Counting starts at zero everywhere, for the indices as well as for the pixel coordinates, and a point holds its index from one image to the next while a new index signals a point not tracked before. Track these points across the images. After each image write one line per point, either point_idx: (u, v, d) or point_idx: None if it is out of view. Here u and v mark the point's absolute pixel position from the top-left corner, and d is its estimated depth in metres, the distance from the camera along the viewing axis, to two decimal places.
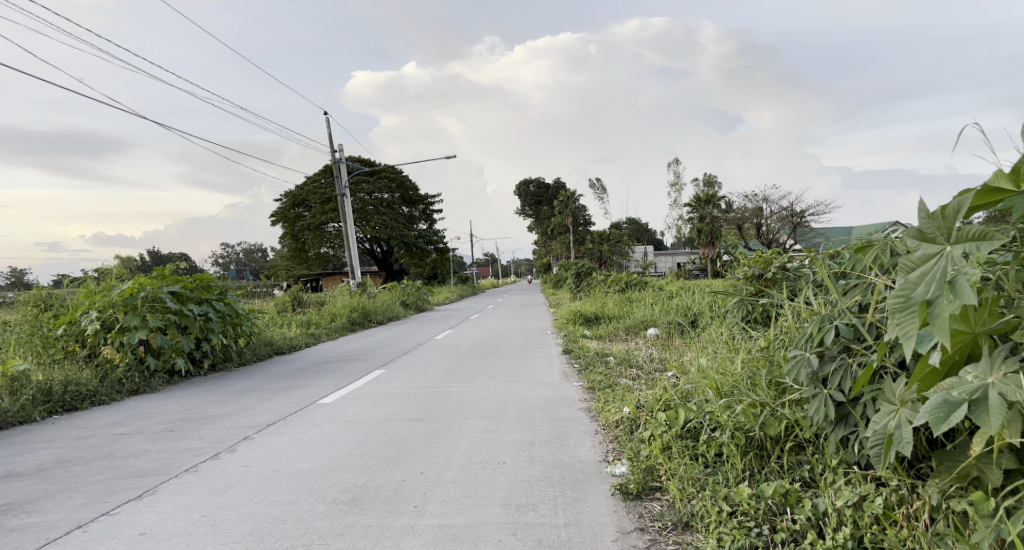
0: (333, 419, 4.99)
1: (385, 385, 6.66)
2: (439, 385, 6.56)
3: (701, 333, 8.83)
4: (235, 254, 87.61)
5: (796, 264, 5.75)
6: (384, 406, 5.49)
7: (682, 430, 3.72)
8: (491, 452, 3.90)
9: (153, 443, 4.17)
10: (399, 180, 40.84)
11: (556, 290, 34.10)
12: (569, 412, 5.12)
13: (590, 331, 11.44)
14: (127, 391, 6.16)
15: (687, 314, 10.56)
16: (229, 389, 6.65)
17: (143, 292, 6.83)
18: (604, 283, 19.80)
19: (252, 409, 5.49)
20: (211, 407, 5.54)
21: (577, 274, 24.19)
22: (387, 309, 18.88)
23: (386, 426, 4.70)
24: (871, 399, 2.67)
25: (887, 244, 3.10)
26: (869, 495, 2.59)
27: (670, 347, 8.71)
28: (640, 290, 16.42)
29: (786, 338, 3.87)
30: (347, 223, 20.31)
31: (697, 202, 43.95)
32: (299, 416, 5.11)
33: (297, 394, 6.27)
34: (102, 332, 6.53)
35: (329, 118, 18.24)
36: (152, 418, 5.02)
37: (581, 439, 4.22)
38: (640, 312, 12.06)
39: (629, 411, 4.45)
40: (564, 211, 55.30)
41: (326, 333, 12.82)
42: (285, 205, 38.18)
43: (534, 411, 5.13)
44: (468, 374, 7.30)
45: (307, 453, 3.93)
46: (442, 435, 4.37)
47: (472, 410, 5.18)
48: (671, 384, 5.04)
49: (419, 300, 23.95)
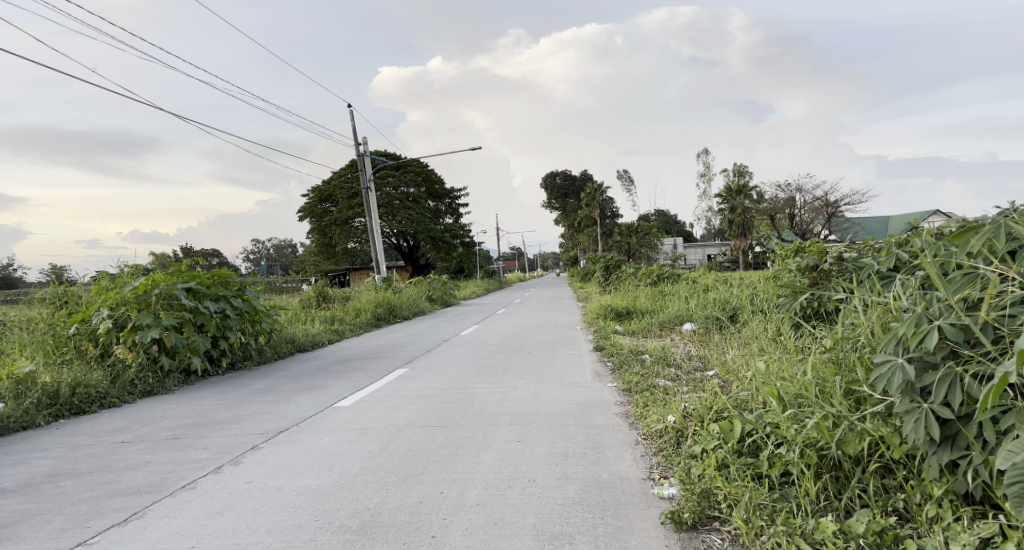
0: (349, 425, 4.64)
1: (407, 386, 6.30)
2: (463, 385, 6.15)
3: (744, 329, 8.21)
4: (266, 250, 89.19)
5: (856, 254, 5.15)
6: (405, 410, 5.11)
7: (739, 445, 3.18)
8: (520, 467, 3.46)
9: (155, 453, 3.90)
10: (425, 174, 40.76)
11: (584, 283, 33.52)
12: (604, 417, 4.65)
13: (622, 327, 10.94)
14: (140, 392, 6.02)
15: (726, 308, 9.93)
16: (245, 390, 6.40)
17: (156, 288, 6.65)
18: (635, 276, 19.20)
19: (265, 412, 5.20)
20: (223, 410, 5.27)
21: (606, 267, 23.52)
22: (413, 304, 18.68)
23: (406, 434, 4.31)
24: (995, 418, 2.09)
25: (1001, 226, 2.52)
26: (994, 539, 2.08)
27: (710, 344, 8.12)
28: (673, 283, 15.73)
29: (860, 339, 3.30)
30: (371, 218, 20.08)
31: (728, 193, 42.57)
32: (313, 422, 4.77)
33: (314, 396, 5.95)
34: (115, 331, 6.37)
35: (352, 110, 18.05)
36: (160, 423, 4.77)
37: (619, 452, 3.72)
38: (674, 306, 11.46)
39: (673, 419, 3.93)
40: (590, 203, 54.48)
41: (350, 330, 12.63)
42: (312, 200, 38.55)
43: (567, 417, 4.68)
44: (494, 374, 6.88)
45: (316, 467, 3.57)
46: (466, 445, 3.96)
47: (498, 416, 4.75)
48: (720, 388, 4.51)
49: (445, 295, 23.67)
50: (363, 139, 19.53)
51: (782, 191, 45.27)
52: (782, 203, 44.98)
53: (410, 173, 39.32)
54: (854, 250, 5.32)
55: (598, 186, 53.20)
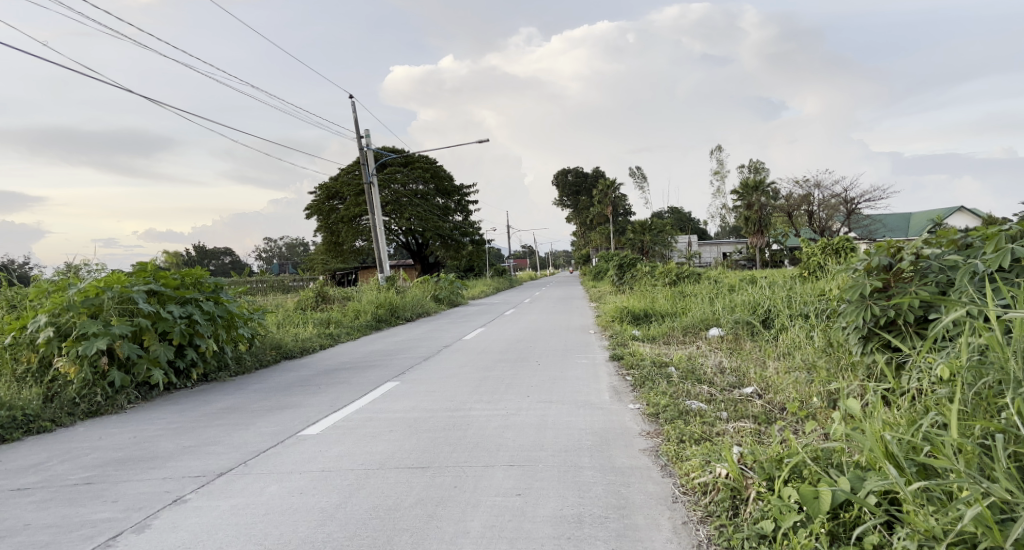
0: (310, 464, 3.71)
1: (394, 405, 5.37)
2: (458, 406, 5.21)
3: (781, 338, 7.20)
4: (277, 249, 89.37)
5: (945, 252, 4.10)
6: (382, 441, 4.18)
7: (832, 524, 2.20)
8: (517, 544, 2.53)
9: (46, 508, 3.01)
10: (434, 170, 39.87)
11: (597, 282, 32.39)
12: (628, 456, 3.70)
13: (641, 331, 9.94)
14: (83, 412, 5.25)
15: (758, 311, 8.91)
16: (207, 410, 5.52)
17: (108, 292, 5.89)
18: (651, 274, 18.16)
19: (216, 442, 4.31)
20: (166, 440, 4.38)
21: (619, 266, 22.39)
22: (418, 305, 17.77)
23: (375, 480, 3.39)
24: None
25: None
26: None
27: (743, 354, 7.10)
28: (694, 284, 14.60)
29: (1001, 372, 2.31)
30: (373, 212, 19.11)
31: (744, 188, 41.15)
32: (266, 459, 3.85)
33: (282, 419, 5.04)
34: (56, 341, 5.57)
35: (353, 99, 17.34)
36: (81, 459, 3.89)
37: (652, 518, 2.76)
38: (697, 308, 10.43)
39: (724, 467, 2.93)
40: (602, 201, 53.36)
41: (346, 333, 11.76)
42: (320, 197, 37.96)
43: (581, 455, 3.74)
44: (495, 390, 5.92)
45: (243, 538, 2.65)
46: (448, 502, 3.02)
47: (495, 453, 3.81)
48: (778, 431, 3.50)
49: (452, 295, 22.75)
50: (365, 131, 18.65)
51: (799, 188, 43.74)
52: (799, 200, 43.52)
53: (418, 169, 38.48)
54: (938, 244, 4.25)
55: (609, 182, 51.93)
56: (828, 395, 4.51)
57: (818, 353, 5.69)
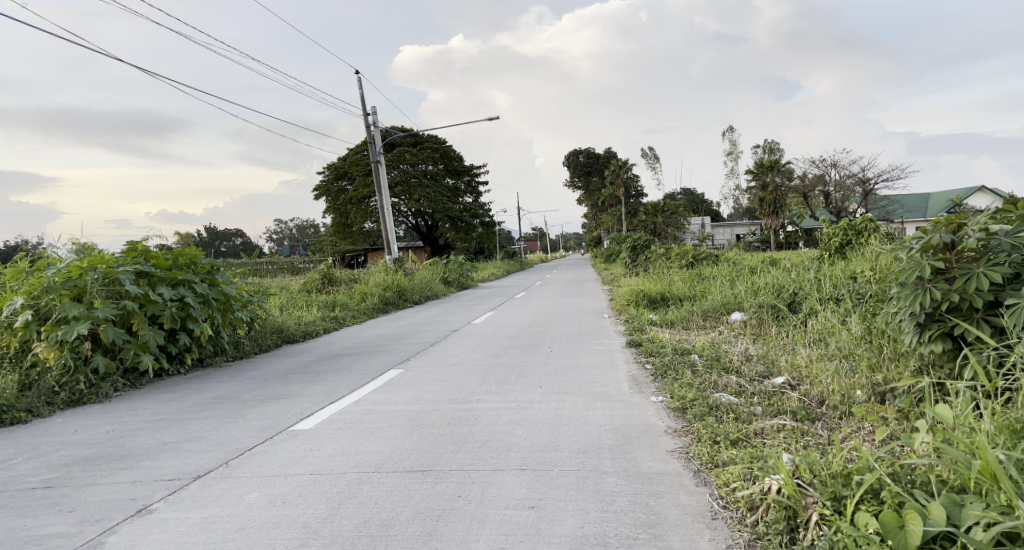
0: (299, 466, 3.32)
1: (395, 396, 4.97)
2: (464, 398, 4.79)
3: (811, 323, 6.68)
4: (287, 232, 89.59)
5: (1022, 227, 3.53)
6: (381, 439, 3.78)
7: None
8: None
9: None
10: (443, 150, 39.20)
11: (609, 264, 31.69)
12: (655, 460, 3.25)
13: (657, 316, 9.45)
14: (63, 401, 4.93)
15: (783, 295, 8.34)
16: (196, 400, 5.17)
17: (91, 273, 5.55)
18: (666, 257, 17.56)
19: (199, 439, 3.93)
20: (146, 435, 4.02)
21: (632, 247, 21.74)
22: (426, 287, 17.39)
23: (369, 486, 2.98)
24: None
25: None
26: None
27: (769, 340, 6.59)
28: (711, 266, 13.99)
29: None
30: (380, 193, 18.57)
31: (759, 168, 40.11)
32: (250, 459, 3.46)
33: (275, 411, 4.66)
34: (36, 324, 5.26)
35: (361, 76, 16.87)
36: (49, 457, 3.55)
37: (690, 541, 2.32)
38: (717, 291, 9.89)
39: (774, 478, 2.46)
40: (614, 181, 52.42)
41: (351, 316, 11.41)
42: (329, 178, 37.60)
43: (601, 458, 3.29)
44: (505, 379, 5.50)
45: None
46: (450, 516, 2.60)
47: (506, 455, 3.38)
48: (830, 439, 3.01)
49: (461, 277, 22.35)
50: (370, 108, 18.01)
51: (816, 167, 42.58)
52: (814, 179, 42.44)
53: (427, 149, 37.87)
54: (1011, 219, 3.67)
55: (621, 163, 50.92)
56: (877, 390, 4.01)
57: (856, 341, 5.17)
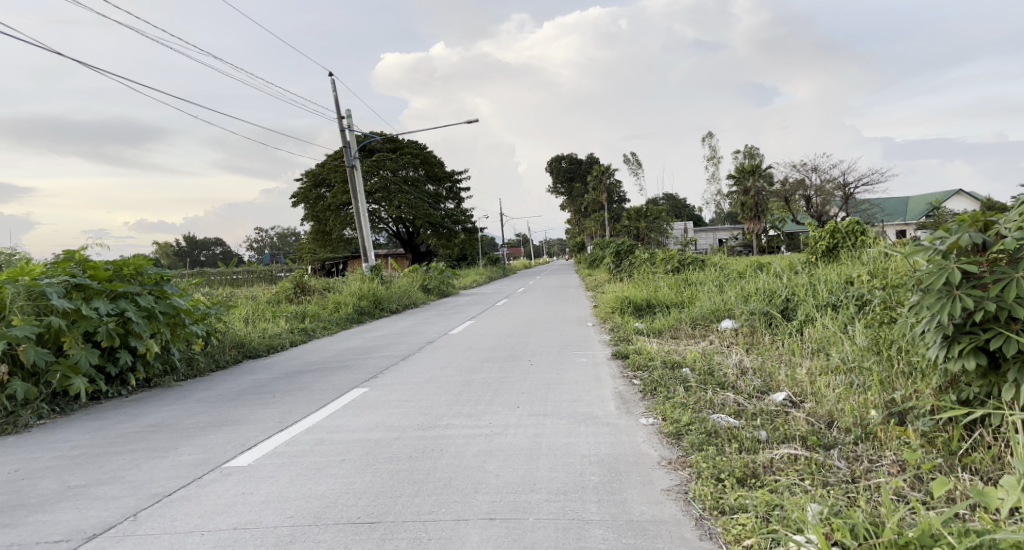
0: (222, 518, 2.75)
1: (354, 422, 4.40)
2: (431, 423, 4.24)
3: (808, 331, 6.25)
4: (267, 239, 88.07)
5: None
6: (327, 479, 3.21)
7: None
8: None
9: None
10: (423, 156, 38.59)
11: (592, 270, 31.29)
12: (649, 504, 2.73)
13: (644, 324, 8.98)
14: None
15: (776, 300, 7.91)
16: (127, 429, 4.54)
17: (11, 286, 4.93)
18: (651, 262, 17.17)
19: (112, 482, 3.32)
20: (52, 477, 3.41)
21: (616, 253, 21.33)
22: (404, 296, 16.74)
23: (300, 546, 2.42)
24: None
25: None
26: None
27: (764, 351, 6.15)
28: (698, 272, 13.57)
29: None
30: (356, 199, 17.92)
31: (741, 173, 40.11)
32: (166, 509, 2.88)
33: (214, 442, 4.07)
34: None
35: (334, 79, 16.27)
36: None
37: None
38: (706, 298, 9.45)
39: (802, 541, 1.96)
40: (597, 187, 52.14)
41: (321, 327, 10.76)
42: (307, 185, 36.77)
43: (586, 503, 2.77)
44: (479, 399, 4.95)
45: None
46: None
47: (473, 500, 2.84)
48: (858, 482, 2.52)
49: (442, 285, 21.74)
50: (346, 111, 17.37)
51: (797, 172, 42.77)
52: (795, 184, 42.54)
53: (408, 155, 37.27)
54: None
55: (604, 168, 50.62)
56: (895, 410, 3.54)
57: (862, 353, 4.73)
